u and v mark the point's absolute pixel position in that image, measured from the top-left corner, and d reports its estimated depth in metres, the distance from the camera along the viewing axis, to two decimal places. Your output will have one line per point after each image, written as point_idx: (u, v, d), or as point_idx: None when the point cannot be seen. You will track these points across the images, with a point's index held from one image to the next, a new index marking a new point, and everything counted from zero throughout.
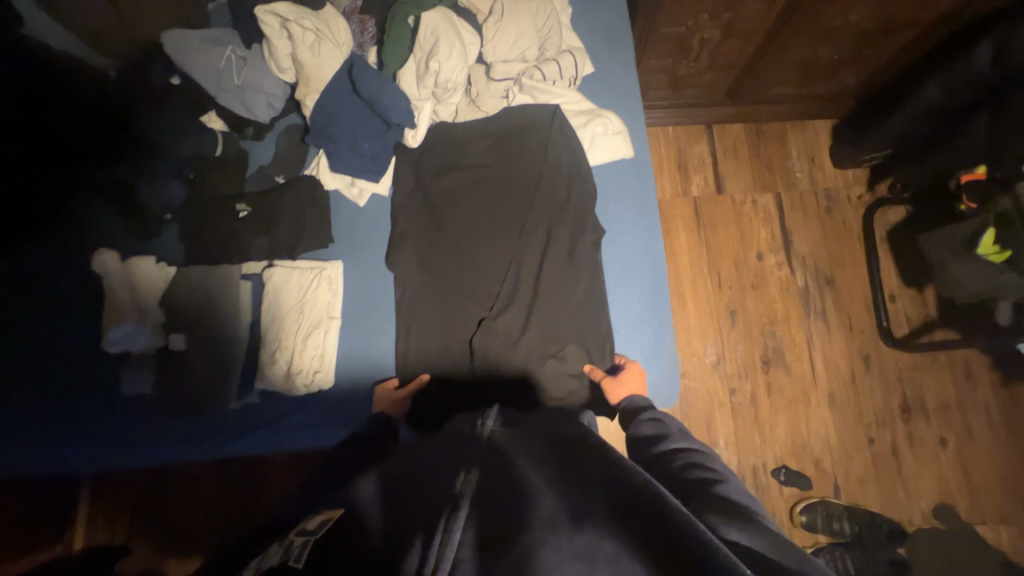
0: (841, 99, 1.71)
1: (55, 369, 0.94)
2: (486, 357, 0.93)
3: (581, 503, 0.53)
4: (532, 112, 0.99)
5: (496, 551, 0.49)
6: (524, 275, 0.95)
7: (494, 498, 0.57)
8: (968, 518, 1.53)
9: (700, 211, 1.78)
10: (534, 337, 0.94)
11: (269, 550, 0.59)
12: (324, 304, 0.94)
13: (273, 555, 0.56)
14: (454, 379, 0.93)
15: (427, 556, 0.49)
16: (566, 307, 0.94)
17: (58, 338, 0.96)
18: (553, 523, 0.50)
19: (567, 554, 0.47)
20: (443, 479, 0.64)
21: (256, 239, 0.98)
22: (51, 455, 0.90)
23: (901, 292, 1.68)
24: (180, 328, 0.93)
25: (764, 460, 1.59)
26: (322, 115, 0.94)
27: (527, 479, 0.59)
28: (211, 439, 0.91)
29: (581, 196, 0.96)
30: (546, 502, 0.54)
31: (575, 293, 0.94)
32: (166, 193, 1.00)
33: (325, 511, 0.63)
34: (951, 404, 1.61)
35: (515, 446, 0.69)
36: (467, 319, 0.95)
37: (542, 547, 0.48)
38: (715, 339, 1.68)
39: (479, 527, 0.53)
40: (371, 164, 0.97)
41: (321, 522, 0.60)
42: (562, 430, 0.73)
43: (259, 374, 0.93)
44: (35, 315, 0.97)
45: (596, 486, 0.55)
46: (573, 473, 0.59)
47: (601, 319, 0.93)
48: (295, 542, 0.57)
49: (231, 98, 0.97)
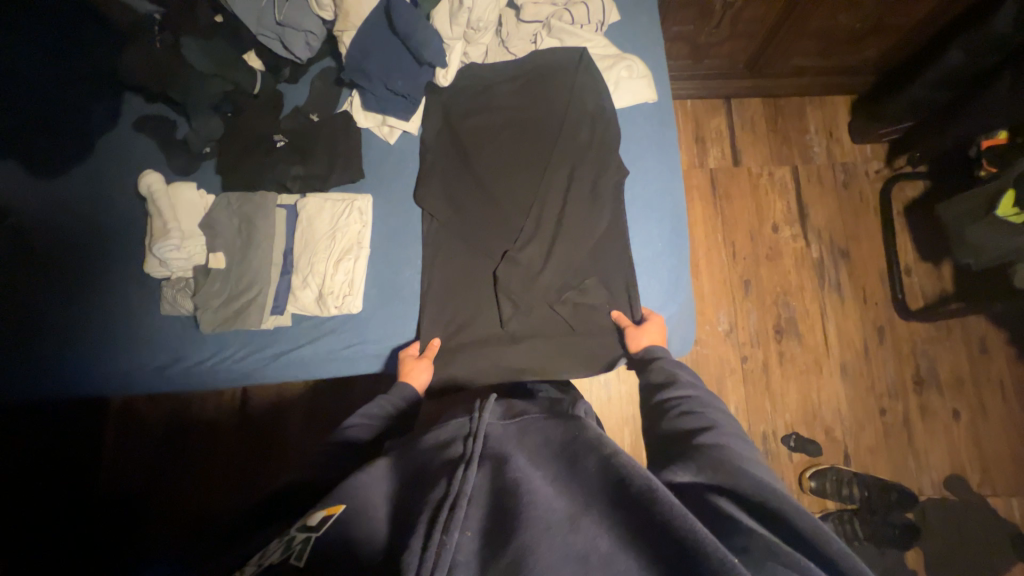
0: (862, 72, 1.72)
1: (109, 293, 1.03)
2: (509, 288, 0.96)
3: (579, 504, 0.56)
4: (560, 55, 1.02)
5: (498, 548, 0.53)
6: (548, 210, 0.97)
7: (494, 491, 0.60)
8: (980, 489, 1.53)
9: (716, 183, 1.80)
10: (555, 271, 0.96)
11: (267, 546, 0.57)
12: (355, 233, 0.98)
13: (272, 553, 0.55)
14: (478, 308, 0.98)
15: (427, 550, 0.52)
16: (589, 240, 0.96)
17: (112, 263, 1.04)
18: (548, 525, 0.53)
19: (563, 552, 0.51)
20: (439, 468, 0.65)
21: (291, 166, 1.01)
22: (107, 361, 1.00)
23: (918, 265, 1.68)
24: (220, 247, 0.97)
25: (774, 426, 1.60)
26: (357, 52, 0.97)
27: (524, 472, 0.61)
28: (246, 360, 0.97)
29: (605, 136, 0.99)
30: (543, 501, 0.57)
31: (598, 228, 0.96)
32: (205, 126, 1.04)
33: (324, 506, 0.62)
34: (965, 377, 1.61)
35: (509, 437, 0.69)
36: (491, 253, 0.99)
37: (539, 546, 0.51)
38: (728, 308, 1.69)
39: (482, 528, 0.56)
40: (403, 103, 1.02)
41: (322, 519, 0.59)
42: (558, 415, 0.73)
43: (292, 296, 0.97)
44: (90, 240, 1.05)
45: (595, 489, 0.57)
46: (571, 471, 0.61)
47: (620, 252, 0.97)
48: (296, 538, 0.56)
49: (271, 37, 1.01)
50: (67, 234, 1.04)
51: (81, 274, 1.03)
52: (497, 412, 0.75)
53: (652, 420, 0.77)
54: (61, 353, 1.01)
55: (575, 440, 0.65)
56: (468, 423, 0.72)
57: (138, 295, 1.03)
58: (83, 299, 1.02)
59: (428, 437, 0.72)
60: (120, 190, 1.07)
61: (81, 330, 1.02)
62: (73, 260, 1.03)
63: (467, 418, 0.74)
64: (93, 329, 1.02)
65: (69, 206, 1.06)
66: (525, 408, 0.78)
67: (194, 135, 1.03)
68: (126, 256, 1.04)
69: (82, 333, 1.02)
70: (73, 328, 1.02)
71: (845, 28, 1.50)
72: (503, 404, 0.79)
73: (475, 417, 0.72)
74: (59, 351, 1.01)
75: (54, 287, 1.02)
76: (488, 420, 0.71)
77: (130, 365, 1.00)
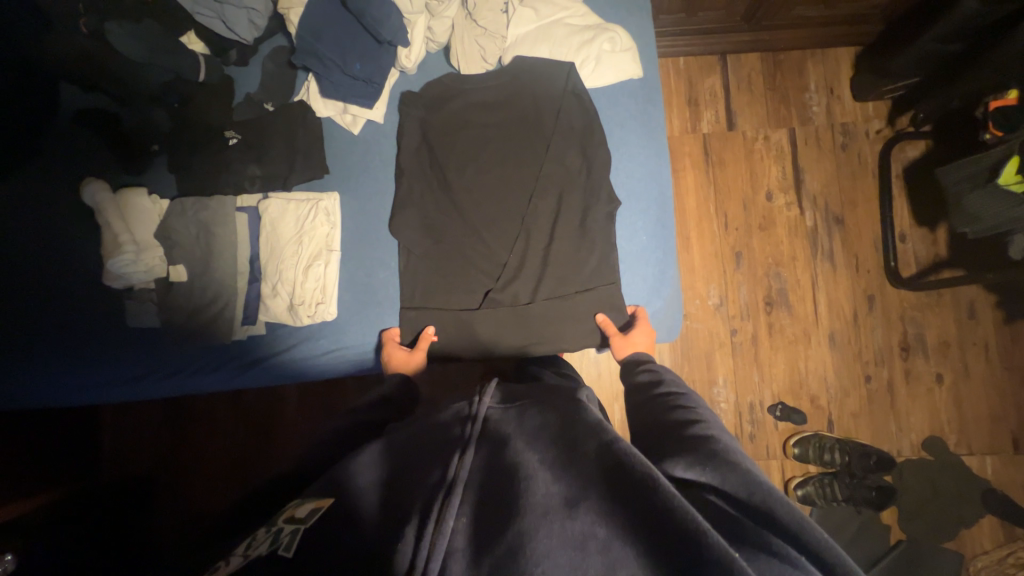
0: (868, 21, 1.59)
1: (56, 303, 0.94)
2: (494, 324, 0.92)
3: (577, 486, 0.54)
4: (545, 69, 0.92)
5: (493, 535, 0.50)
6: (534, 244, 0.92)
7: (491, 476, 0.58)
8: (956, 449, 1.58)
9: (710, 149, 1.71)
10: (544, 304, 0.91)
11: (256, 535, 0.55)
12: (323, 236, 0.93)
13: (260, 545, 0.52)
14: (454, 346, 0.93)
15: (421, 539, 0.49)
16: (580, 275, 0.91)
17: (52, 271, 0.95)
18: (545, 511, 0.52)
19: (557, 539, 0.49)
20: (435, 452, 0.63)
21: (247, 167, 0.94)
22: (68, 382, 0.93)
23: (913, 231, 1.64)
24: (180, 259, 0.93)
25: (761, 397, 1.62)
26: (308, 32, 0.89)
27: (523, 457, 0.59)
28: (226, 366, 0.94)
29: (595, 157, 0.91)
30: (541, 487, 0.55)
31: (588, 261, 0.91)
32: (153, 121, 0.97)
33: (315, 498, 0.59)
34: (951, 342, 1.63)
35: (513, 425, 0.66)
36: (472, 287, 0.93)
37: (537, 533, 0.49)
38: (719, 280, 1.67)
39: (476, 509, 0.55)
40: (364, 88, 0.92)
41: (311, 510, 0.56)
42: (559, 400, 0.72)
43: (262, 307, 0.93)
44: (27, 248, 0.95)
45: (593, 472, 0.55)
46: (569, 454, 0.59)
47: (613, 291, 0.91)
48: (284, 531, 0.53)
49: (210, 15, 0.91)
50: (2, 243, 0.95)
51: (20, 286, 0.94)
52: (496, 398, 0.74)
53: (642, 416, 0.75)
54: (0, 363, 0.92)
55: (575, 424, 0.64)
56: (467, 407, 0.71)
57: (93, 311, 0.95)
58: (29, 311, 0.94)
59: (427, 420, 0.70)
60: (56, 190, 0.96)
61: (23, 339, 0.94)
62: (11, 269, 0.94)
63: (468, 402, 0.72)
64: (38, 338, 0.94)
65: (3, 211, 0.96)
66: (522, 390, 0.78)
67: (140, 133, 0.96)
68: (69, 263, 0.95)
69: (27, 345, 0.93)
70: (17, 336, 0.93)
71: None
72: (503, 388, 0.78)
73: (474, 400, 0.71)
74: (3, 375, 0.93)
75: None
76: (487, 403, 0.71)
77: (90, 378, 0.93)
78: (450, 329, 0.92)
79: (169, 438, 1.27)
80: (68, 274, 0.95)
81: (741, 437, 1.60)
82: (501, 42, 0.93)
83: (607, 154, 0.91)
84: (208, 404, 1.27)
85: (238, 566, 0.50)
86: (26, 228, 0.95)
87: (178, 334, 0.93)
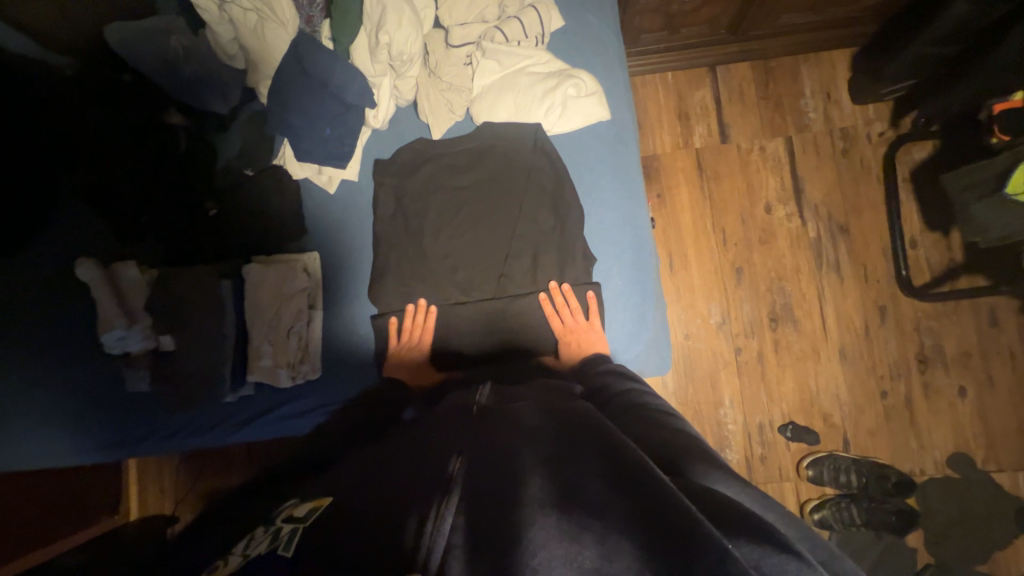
0: (863, 21, 1.53)
1: (53, 373, 0.97)
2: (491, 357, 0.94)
3: (574, 479, 0.52)
4: (513, 124, 0.93)
5: (488, 526, 0.48)
6: (512, 298, 0.93)
7: (490, 464, 0.57)
8: (985, 466, 1.49)
9: (702, 164, 1.67)
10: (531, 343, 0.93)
11: (255, 534, 0.62)
12: (304, 297, 0.95)
13: (259, 544, 0.59)
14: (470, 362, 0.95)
15: (422, 536, 0.49)
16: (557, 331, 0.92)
17: (54, 340, 0.98)
18: (542, 501, 0.49)
19: (555, 533, 0.46)
20: (437, 453, 0.63)
21: (232, 235, 0.99)
22: (76, 445, 0.97)
23: (924, 237, 1.56)
24: (167, 330, 0.95)
25: (770, 417, 1.57)
26: (276, 102, 0.91)
27: (522, 449, 0.58)
28: (219, 426, 0.97)
29: (569, 215, 0.92)
30: (539, 478, 0.53)
31: (570, 316, 0.90)
32: (138, 194, 0.98)
33: (313, 500, 0.66)
34: (973, 352, 1.54)
35: (513, 421, 0.67)
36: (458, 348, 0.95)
37: (534, 525, 0.47)
38: (720, 298, 1.63)
39: (475, 499, 0.53)
40: (336, 151, 0.94)
41: (309, 510, 0.63)
42: (559, 401, 0.73)
43: (250, 368, 0.95)
44: (28, 321, 0.97)
45: (589, 466, 0.54)
46: (568, 447, 0.58)
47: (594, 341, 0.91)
48: (282, 529, 0.60)
49: (186, 91, 0.94)
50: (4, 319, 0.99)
51: (20, 357, 0.97)
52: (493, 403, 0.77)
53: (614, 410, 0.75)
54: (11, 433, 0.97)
55: (579, 425, 0.63)
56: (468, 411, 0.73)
57: (93, 379, 0.98)
58: (30, 383, 0.97)
59: (427, 427, 0.73)
60: (44, 264, 0.98)
61: (28, 407, 0.97)
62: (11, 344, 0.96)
63: (467, 405, 0.76)
64: (43, 407, 0.97)
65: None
66: (522, 391, 0.79)
67: (127, 205, 0.98)
68: (64, 335, 0.98)
69: (31, 414, 0.97)
70: (26, 402, 0.97)
71: None
72: (498, 391, 0.81)
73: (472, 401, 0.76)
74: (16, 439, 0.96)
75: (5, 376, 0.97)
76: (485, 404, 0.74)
77: (96, 441, 0.97)
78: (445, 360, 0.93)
79: (189, 475, 1.34)
80: (66, 340, 0.98)
81: (751, 460, 1.55)
82: (468, 94, 0.94)
83: (579, 212, 0.91)
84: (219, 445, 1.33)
85: (240, 563, 0.56)
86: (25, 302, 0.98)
87: (175, 398, 0.96)
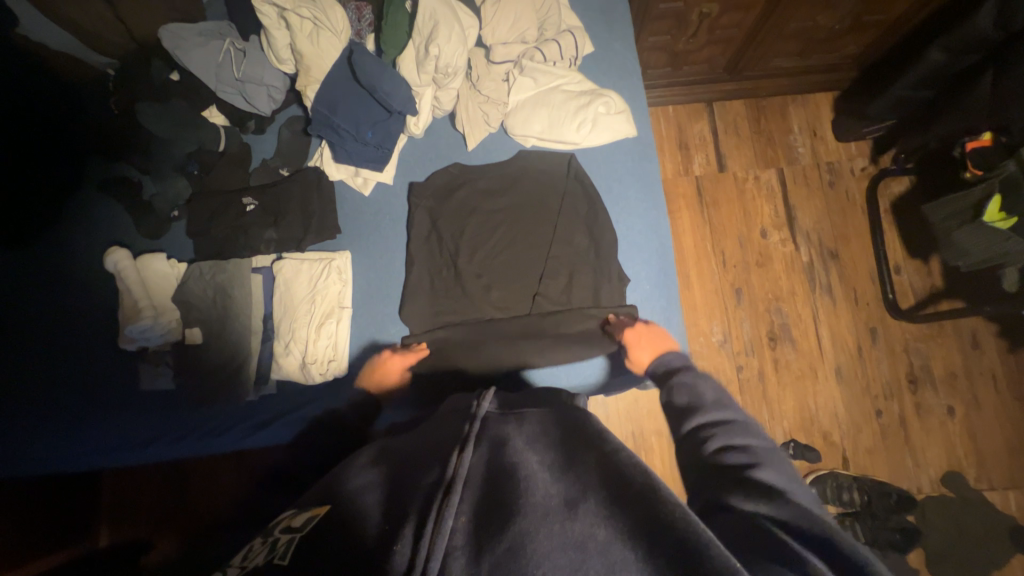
0: (844, 68, 1.70)
1: (68, 365, 0.95)
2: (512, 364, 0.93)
3: (577, 489, 0.53)
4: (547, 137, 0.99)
5: (493, 532, 0.48)
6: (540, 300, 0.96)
7: (491, 473, 0.57)
8: (976, 484, 1.55)
9: (702, 191, 1.77)
10: (557, 346, 0.94)
11: (252, 547, 0.56)
12: (335, 294, 0.96)
13: (256, 556, 0.53)
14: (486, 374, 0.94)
15: (421, 537, 0.48)
16: (587, 332, 0.95)
17: (70, 332, 0.96)
18: (546, 512, 0.50)
19: (557, 541, 0.47)
20: (433, 455, 0.61)
21: (264, 232, 0.99)
22: (69, 450, 0.91)
23: (907, 264, 1.68)
24: (195, 322, 0.95)
25: (773, 435, 1.60)
26: (322, 105, 0.95)
27: (523, 459, 0.58)
28: (232, 428, 0.92)
29: (595, 222, 0.98)
30: (540, 488, 0.53)
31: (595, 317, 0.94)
32: (172, 189, 1.00)
33: (311, 507, 0.60)
34: (958, 372, 1.63)
35: (512, 428, 0.65)
36: (488, 351, 0.94)
37: (537, 534, 0.47)
38: (721, 318, 1.69)
39: (477, 507, 0.53)
40: (374, 154, 0.98)
41: (307, 519, 0.57)
42: (563, 410, 0.70)
43: (275, 362, 0.95)
44: (51, 313, 0.97)
45: (594, 479, 0.54)
46: (570, 458, 0.59)
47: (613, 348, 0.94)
48: (280, 540, 0.54)
49: (232, 91, 0.98)
50: (18, 311, 0.97)
51: (30, 353, 0.95)
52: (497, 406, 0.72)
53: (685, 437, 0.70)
54: (6, 432, 0.91)
55: (581, 431, 0.63)
56: (467, 413, 0.69)
57: (105, 376, 0.95)
58: (41, 377, 0.94)
59: (421, 434, 0.71)
60: (75, 255, 0.99)
61: (36, 402, 0.93)
62: (26, 336, 0.96)
63: (467, 407, 0.71)
64: (52, 403, 0.93)
65: (22, 279, 0.98)
66: (525, 399, 0.75)
67: (161, 200, 1.00)
68: (85, 329, 0.97)
69: (37, 411, 0.93)
70: (28, 400, 0.93)
71: (824, 28, 1.48)
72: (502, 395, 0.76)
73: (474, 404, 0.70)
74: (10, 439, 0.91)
75: (12, 370, 0.94)
76: (488, 407, 0.69)
77: (97, 442, 0.91)
78: (475, 362, 0.94)
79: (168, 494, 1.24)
80: (81, 336, 0.96)
81: None
82: (504, 107, 1.00)
83: (609, 219, 0.97)
84: (209, 462, 1.24)
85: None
86: (47, 293, 0.98)
87: (193, 395, 0.93)
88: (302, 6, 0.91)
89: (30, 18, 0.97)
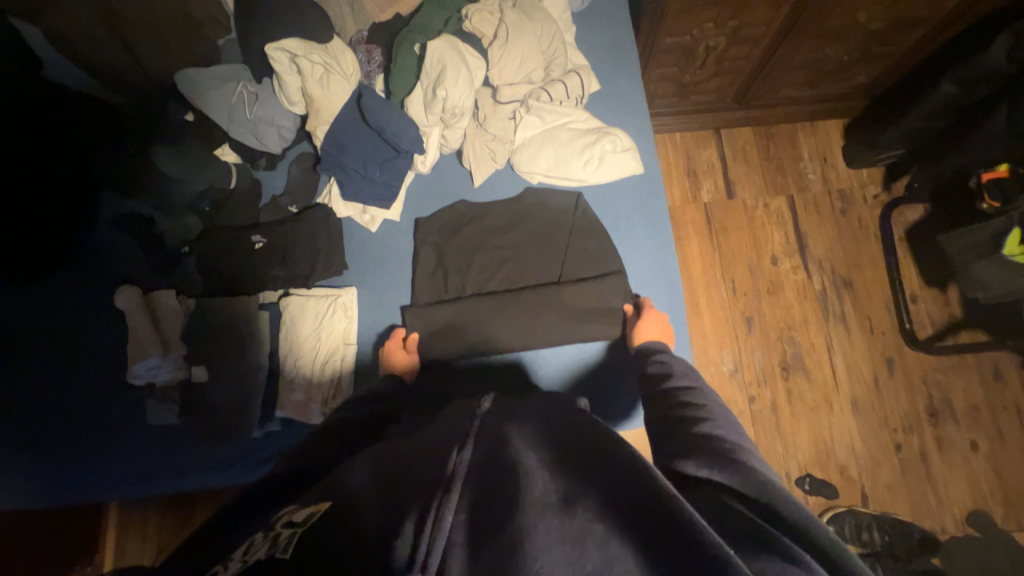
0: (852, 95, 1.69)
1: (76, 402, 0.95)
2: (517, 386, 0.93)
3: (573, 488, 0.53)
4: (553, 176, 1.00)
5: (492, 528, 0.48)
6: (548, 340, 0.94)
7: (489, 472, 0.57)
8: (1005, 525, 1.47)
9: (711, 217, 1.76)
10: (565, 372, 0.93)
11: (253, 542, 0.51)
12: (341, 331, 0.96)
13: (258, 548, 0.49)
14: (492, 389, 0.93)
15: (421, 533, 0.47)
16: (592, 369, 0.94)
17: (79, 368, 0.97)
18: (542, 508, 0.50)
19: (556, 536, 0.46)
20: (431, 455, 0.62)
21: (273, 268, 1.01)
22: (78, 484, 0.92)
23: (923, 292, 1.64)
24: (202, 360, 0.96)
25: (787, 469, 1.55)
26: (332, 145, 0.97)
27: (521, 458, 0.58)
28: (236, 466, 0.92)
29: (603, 259, 0.97)
30: (538, 487, 0.53)
31: (600, 354, 0.94)
32: (184, 225, 1.02)
33: (311, 505, 0.57)
34: (980, 406, 1.57)
35: (509, 430, 0.66)
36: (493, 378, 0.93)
37: (535, 529, 0.47)
38: (732, 346, 1.65)
39: (474, 506, 0.52)
40: (382, 191, 0.99)
41: (307, 516, 0.54)
42: (561, 416, 0.71)
43: (280, 401, 0.93)
44: (60, 350, 0.98)
45: (589, 476, 0.54)
46: (567, 458, 0.59)
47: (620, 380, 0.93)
48: (282, 534, 0.51)
49: (243, 131, 1.00)
50: (30, 347, 0.98)
51: (41, 388, 0.96)
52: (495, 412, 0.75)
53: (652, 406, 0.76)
54: (15, 469, 0.92)
55: (578, 435, 0.63)
56: (468, 414, 0.72)
57: (112, 412, 0.95)
58: (49, 413, 0.95)
59: (417, 436, 0.71)
60: (87, 290, 1.00)
61: (42, 437, 0.94)
62: (35, 372, 0.97)
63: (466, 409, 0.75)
64: (59, 436, 0.94)
65: (35, 315, 0.99)
66: (522, 407, 0.76)
67: (173, 236, 1.01)
68: (95, 363, 0.97)
69: (43, 447, 0.93)
70: (34, 437, 0.93)
71: (832, 58, 1.47)
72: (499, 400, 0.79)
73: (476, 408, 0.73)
74: (17, 476, 0.92)
75: (19, 407, 0.95)
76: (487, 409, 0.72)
77: (106, 476, 0.92)
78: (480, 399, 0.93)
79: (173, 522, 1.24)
80: (89, 373, 0.97)
81: None
82: (511, 145, 1.01)
83: (617, 257, 0.97)
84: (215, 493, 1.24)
85: (234, 571, 0.46)
86: (58, 328, 0.99)
87: (200, 432, 0.94)
88: (314, 52, 0.93)
89: (53, 65, 1.00)
